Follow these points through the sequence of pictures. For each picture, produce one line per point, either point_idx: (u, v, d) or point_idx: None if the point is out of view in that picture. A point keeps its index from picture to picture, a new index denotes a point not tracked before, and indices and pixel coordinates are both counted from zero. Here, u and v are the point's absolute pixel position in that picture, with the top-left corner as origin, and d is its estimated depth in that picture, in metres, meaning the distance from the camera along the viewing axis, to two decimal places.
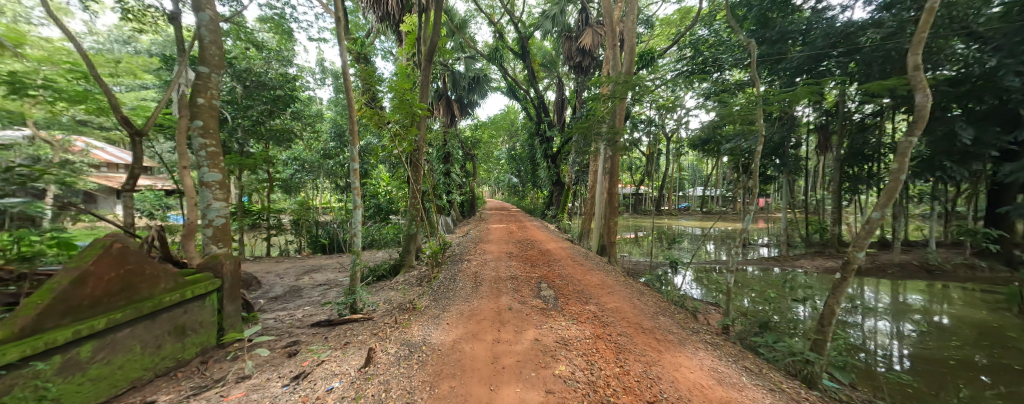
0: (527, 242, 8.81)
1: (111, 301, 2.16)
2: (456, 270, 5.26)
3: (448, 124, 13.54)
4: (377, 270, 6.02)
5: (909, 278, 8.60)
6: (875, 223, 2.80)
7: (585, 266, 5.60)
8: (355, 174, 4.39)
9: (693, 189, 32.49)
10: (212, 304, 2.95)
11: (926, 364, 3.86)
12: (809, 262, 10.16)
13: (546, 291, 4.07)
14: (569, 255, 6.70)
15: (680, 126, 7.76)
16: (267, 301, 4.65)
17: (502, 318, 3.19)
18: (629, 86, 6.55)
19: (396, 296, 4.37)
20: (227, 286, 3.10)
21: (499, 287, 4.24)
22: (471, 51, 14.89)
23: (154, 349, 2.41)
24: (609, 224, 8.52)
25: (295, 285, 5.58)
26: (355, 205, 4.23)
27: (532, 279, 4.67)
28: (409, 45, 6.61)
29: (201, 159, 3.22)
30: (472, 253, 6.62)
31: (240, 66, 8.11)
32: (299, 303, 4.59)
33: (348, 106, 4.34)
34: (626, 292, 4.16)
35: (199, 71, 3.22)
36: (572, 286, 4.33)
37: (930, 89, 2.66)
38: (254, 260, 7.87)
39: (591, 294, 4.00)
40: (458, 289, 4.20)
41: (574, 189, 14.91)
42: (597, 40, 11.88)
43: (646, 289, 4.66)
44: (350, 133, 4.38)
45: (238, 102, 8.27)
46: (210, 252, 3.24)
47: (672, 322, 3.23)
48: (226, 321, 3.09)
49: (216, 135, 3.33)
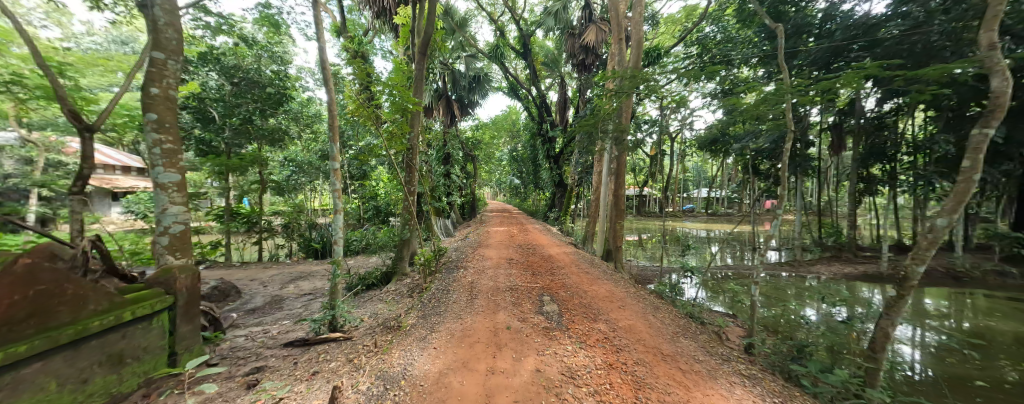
0: (528, 247, 8.36)
1: (16, 329, 1.73)
2: (451, 280, 4.84)
3: (448, 125, 13.19)
4: (367, 278, 5.61)
5: (936, 285, 8.04)
6: (940, 231, 2.42)
7: (591, 275, 5.15)
8: (337, 176, 3.95)
9: (697, 190, 31.99)
10: (161, 325, 2.54)
11: (990, 387, 3.34)
12: (826, 268, 9.60)
13: (549, 305, 3.64)
14: (573, 262, 6.26)
15: (687, 125, 7.35)
16: (241, 314, 4.23)
17: (498, 341, 2.77)
18: (637, 81, 6.14)
19: (383, 310, 3.94)
20: (181, 304, 2.69)
21: (496, 300, 3.81)
22: (471, 50, 14.48)
23: (79, 385, 1.98)
24: (614, 228, 8.09)
25: (277, 295, 5.17)
26: (336, 211, 3.80)
27: (534, 290, 4.24)
28: (403, 38, 6.17)
29: (155, 157, 2.81)
30: (470, 260, 6.20)
31: (228, 62, 7.77)
32: (277, 317, 4.19)
33: (329, 100, 3.88)
34: (638, 306, 3.72)
35: (153, 57, 2.81)
36: (579, 299, 3.89)
37: (1010, 71, 2.33)
38: (240, 266, 7.46)
39: (599, 309, 3.57)
40: (452, 302, 3.78)
41: (577, 190, 14.49)
42: (602, 37, 11.46)
43: (660, 301, 4.21)
44: (330, 130, 3.90)
45: (225, 99, 7.86)
46: (165, 264, 2.83)
47: (697, 345, 2.80)
48: (180, 344, 2.68)
49: (177, 129, 2.95)
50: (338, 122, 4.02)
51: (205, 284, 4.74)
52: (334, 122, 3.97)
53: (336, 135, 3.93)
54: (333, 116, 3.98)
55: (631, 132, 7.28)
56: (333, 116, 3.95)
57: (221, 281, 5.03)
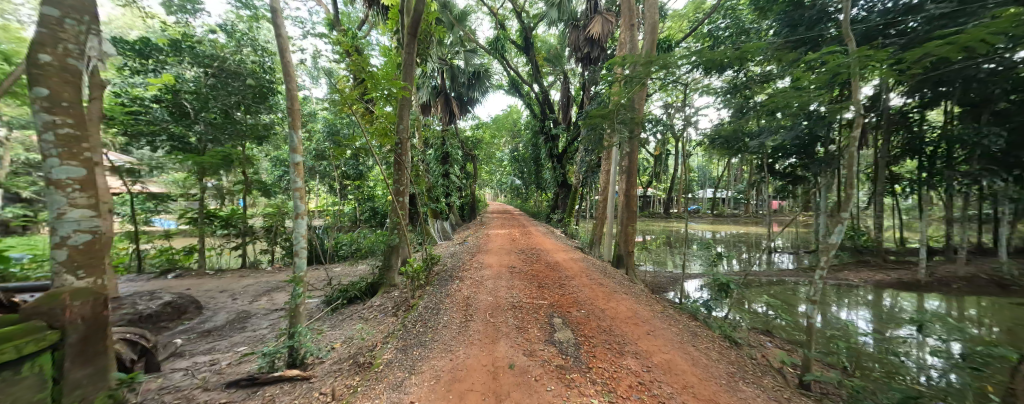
0: (531, 252, 7.66)
1: None
2: (443, 293, 4.14)
3: (447, 123, 12.71)
4: (349, 290, 4.93)
5: (979, 292, 7.23)
6: None
7: (606, 287, 4.45)
8: (299, 172, 2.97)
9: (702, 191, 31.42)
10: (37, 372, 1.83)
11: None
12: (853, 274, 8.84)
13: (562, 330, 2.93)
14: (583, 271, 5.58)
15: (692, 124, 6.34)
16: (191, 338, 3.56)
17: (499, 391, 2.08)
18: (653, 67, 5.48)
19: (359, 336, 3.25)
20: (73, 340, 2.00)
21: (497, 324, 3.12)
22: (471, 45, 13.87)
23: None
24: (625, 230, 7.43)
25: (245, 310, 4.53)
26: (296, 214, 2.92)
27: (541, 309, 3.55)
28: (391, 19, 5.45)
29: (46, 145, 2.10)
30: (467, 269, 5.52)
31: (203, 51, 7.12)
32: (233, 342, 3.50)
33: (283, 57, 2.86)
34: (671, 331, 3.02)
35: (42, 13, 2.11)
36: (598, 322, 3.18)
37: None
38: (216, 274, 6.81)
39: (624, 336, 2.87)
40: (441, 325, 3.10)
41: (582, 190, 13.84)
42: (608, 28, 10.71)
43: (694, 323, 3.50)
44: (288, 113, 2.91)
45: (200, 92, 7.18)
46: (59, 287, 2.12)
47: (764, 396, 2.11)
48: (70, 395, 1.98)
49: (80, 108, 2.25)
50: (299, 103, 2.96)
51: (157, 300, 4.06)
52: (293, 102, 2.91)
53: (296, 119, 2.94)
54: (292, 94, 2.92)
55: (645, 125, 6.58)
56: (292, 96, 2.88)
57: (179, 295, 4.37)
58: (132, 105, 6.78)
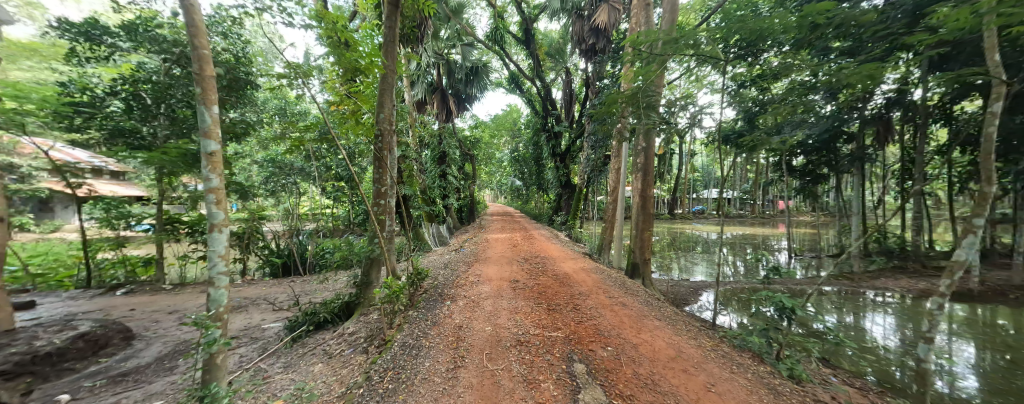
0: (535, 261, 6.83)
1: None
2: (430, 321, 3.29)
3: (442, 121, 11.95)
4: (318, 313, 4.08)
5: None
6: None
7: (631, 311, 3.61)
8: (215, 167, 2.11)
9: (706, 191, 30.72)
10: None
11: None
12: (891, 283, 7.96)
13: (589, 389, 2.08)
14: (599, 285, 4.74)
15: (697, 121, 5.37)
16: (94, 389, 2.71)
17: None
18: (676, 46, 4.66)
19: (309, 391, 2.37)
20: None
21: (497, 377, 2.24)
22: (469, 39, 13.04)
23: None
24: (641, 235, 6.58)
25: (186, 341, 3.69)
26: (210, 227, 2.08)
27: (556, 346, 2.69)
28: None
29: None
30: (461, 285, 4.67)
31: (162, 36, 6.26)
32: (145, 393, 2.64)
33: (183, 0, 1.97)
34: (743, 388, 2.14)
35: None
36: (635, 369, 2.34)
37: None
38: (175, 289, 5.96)
39: (676, 396, 2.03)
40: (420, 380, 2.23)
41: (587, 192, 13.02)
42: (616, 17, 9.86)
43: (767, 374, 2.57)
44: (197, 82, 2.07)
45: (160, 82, 6.32)
46: None
47: None
48: None
49: None
50: (213, 67, 2.12)
51: (67, 331, 3.23)
52: (203, 65, 2.06)
53: (209, 92, 2.11)
54: (200, 55, 2.06)
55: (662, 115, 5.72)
56: (199, 56, 2.02)
57: (101, 324, 3.54)
58: (80, 96, 6.02)
